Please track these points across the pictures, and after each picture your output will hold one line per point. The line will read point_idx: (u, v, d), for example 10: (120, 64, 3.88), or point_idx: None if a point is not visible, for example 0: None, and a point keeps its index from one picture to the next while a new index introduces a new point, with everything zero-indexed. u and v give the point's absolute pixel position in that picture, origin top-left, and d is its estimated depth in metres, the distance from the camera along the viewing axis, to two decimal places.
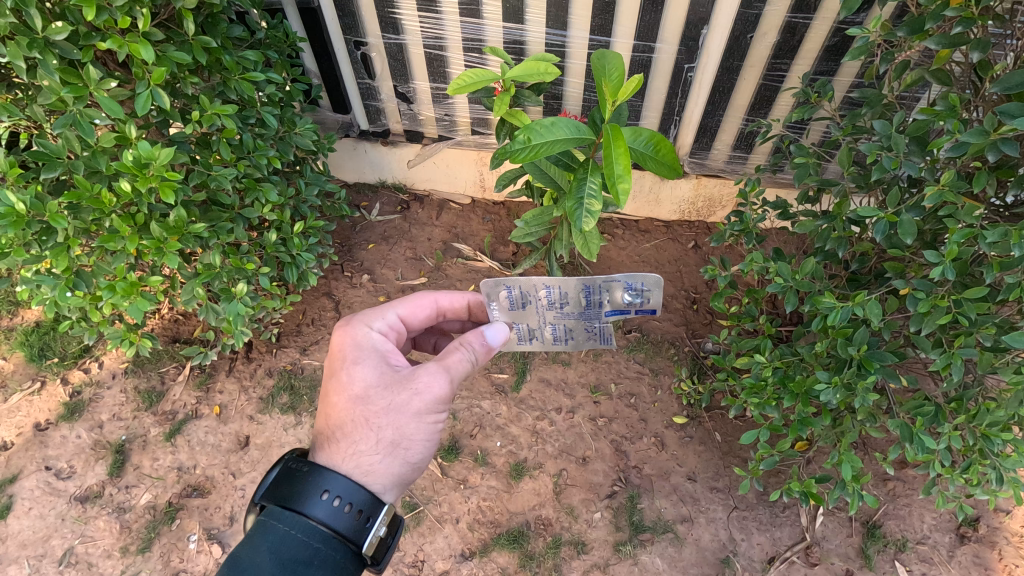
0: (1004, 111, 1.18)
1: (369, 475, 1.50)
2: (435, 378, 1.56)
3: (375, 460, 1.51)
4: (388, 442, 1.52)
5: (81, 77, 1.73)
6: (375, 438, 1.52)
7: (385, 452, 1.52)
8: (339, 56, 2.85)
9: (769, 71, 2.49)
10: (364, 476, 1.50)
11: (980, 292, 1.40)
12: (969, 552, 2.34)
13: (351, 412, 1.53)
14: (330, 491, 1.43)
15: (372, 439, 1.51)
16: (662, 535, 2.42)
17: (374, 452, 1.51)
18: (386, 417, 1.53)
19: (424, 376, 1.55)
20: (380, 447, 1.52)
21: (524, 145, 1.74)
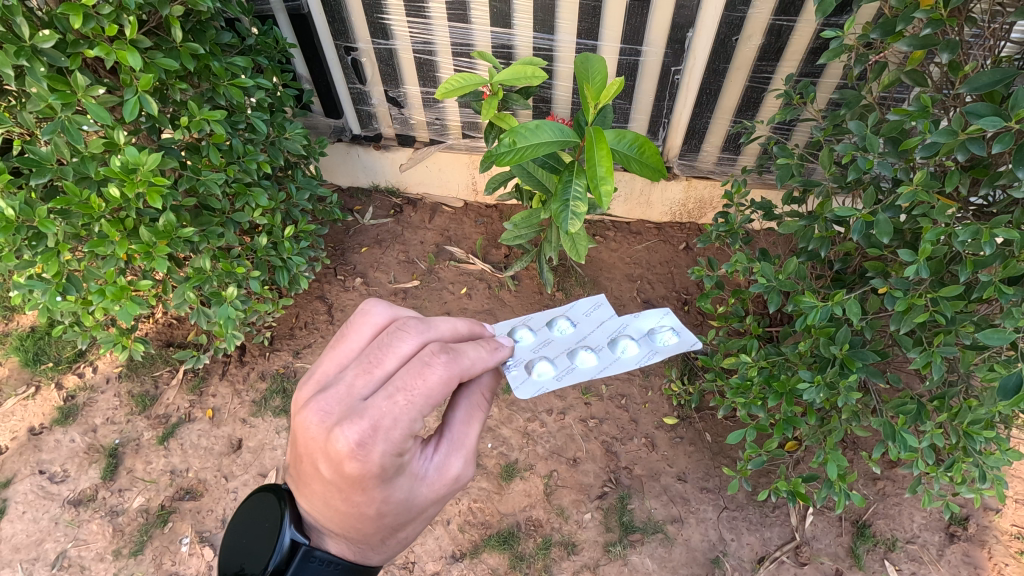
0: (971, 112, 1.25)
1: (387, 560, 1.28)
2: (466, 468, 1.22)
3: (399, 547, 1.28)
4: (415, 534, 1.27)
5: (69, 85, 1.76)
6: (399, 541, 1.24)
7: (410, 539, 1.29)
8: (330, 61, 2.88)
9: (755, 74, 2.51)
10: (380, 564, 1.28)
11: (955, 290, 1.42)
12: (959, 551, 2.34)
13: (377, 532, 1.16)
14: None
15: (396, 542, 1.24)
16: (652, 535, 2.42)
17: (397, 546, 1.27)
18: (414, 524, 1.22)
19: (454, 474, 1.21)
20: (405, 541, 1.27)
21: (510, 147, 1.74)
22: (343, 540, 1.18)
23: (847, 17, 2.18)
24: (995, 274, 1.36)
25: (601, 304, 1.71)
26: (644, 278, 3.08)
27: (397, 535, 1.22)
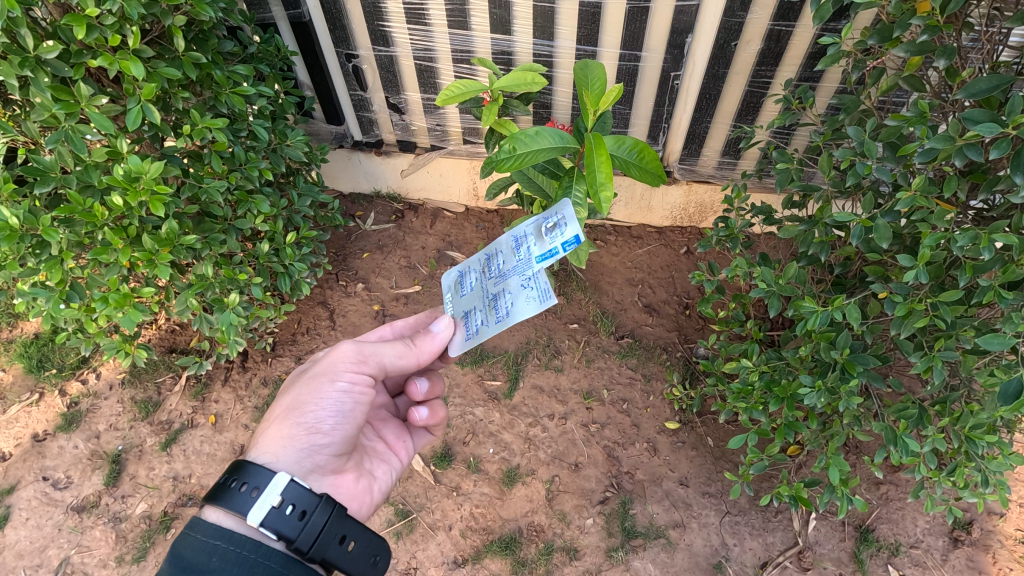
0: (968, 117, 1.25)
1: (259, 445, 1.50)
2: (342, 347, 1.60)
3: (277, 432, 1.51)
4: (285, 407, 1.55)
5: (73, 94, 1.77)
6: (276, 409, 1.57)
7: (285, 422, 1.51)
8: (331, 69, 2.89)
9: (754, 78, 2.51)
10: (253, 449, 1.49)
11: (955, 295, 1.42)
12: (963, 556, 2.33)
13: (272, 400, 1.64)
14: (240, 478, 1.33)
15: (275, 409, 1.57)
16: (654, 540, 2.41)
17: (274, 421, 1.55)
18: (290, 389, 1.59)
19: (333, 351, 1.61)
20: (279, 413, 1.55)
21: (509, 154, 1.74)
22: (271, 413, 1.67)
23: (846, 22, 2.19)
24: (995, 279, 1.36)
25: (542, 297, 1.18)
26: (645, 282, 3.09)
27: (280, 400, 1.60)
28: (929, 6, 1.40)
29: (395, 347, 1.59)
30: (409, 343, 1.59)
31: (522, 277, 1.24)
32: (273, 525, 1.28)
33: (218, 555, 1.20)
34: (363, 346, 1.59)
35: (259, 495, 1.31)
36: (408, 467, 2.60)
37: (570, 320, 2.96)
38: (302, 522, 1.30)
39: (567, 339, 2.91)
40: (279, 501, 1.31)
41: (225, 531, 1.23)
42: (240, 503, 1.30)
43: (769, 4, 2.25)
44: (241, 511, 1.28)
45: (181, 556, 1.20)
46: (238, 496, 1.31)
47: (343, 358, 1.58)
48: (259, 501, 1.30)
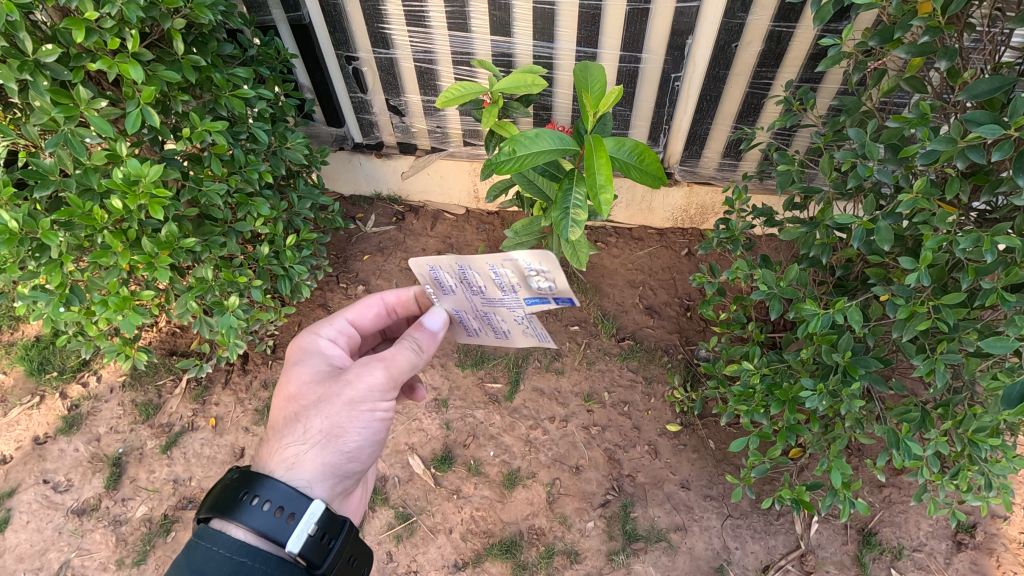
0: (970, 119, 1.24)
1: (291, 471, 1.40)
2: (373, 370, 1.46)
3: (304, 455, 1.42)
4: (318, 434, 1.42)
5: (72, 98, 1.77)
6: (303, 432, 1.43)
7: (317, 446, 1.43)
8: (332, 71, 2.89)
9: (755, 80, 2.50)
10: (282, 473, 1.39)
11: (957, 297, 1.41)
12: (966, 559, 2.32)
13: (285, 414, 1.46)
14: (262, 496, 1.31)
15: (300, 431, 1.42)
16: (655, 543, 2.41)
17: (303, 445, 1.43)
18: (316, 411, 1.44)
19: (362, 371, 1.47)
20: (309, 438, 1.42)
21: (509, 156, 1.73)
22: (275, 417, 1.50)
23: (847, 22, 2.18)
24: (998, 281, 1.35)
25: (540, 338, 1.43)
26: (646, 284, 3.08)
27: (303, 420, 1.44)
28: (930, 7, 1.39)
29: (408, 357, 1.50)
30: (419, 351, 1.52)
31: (516, 314, 1.39)
32: (305, 554, 1.29)
33: (244, 572, 1.22)
34: (395, 369, 1.48)
35: (295, 523, 1.30)
36: (408, 470, 2.59)
37: (571, 322, 2.95)
38: (328, 548, 1.34)
39: (568, 341, 2.90)
40: (313, 530, 1.32)
41: (253, 548, 1.25)
42: (274, 528, 1.28)
43: (770, 5, 2.24)
44: (276, 537, 1.28)
45: (204, 567, 1.21)
46: (270, 518, 1.29)
47: (384, 387, 1.48)
48: (294, 529, 1.30)
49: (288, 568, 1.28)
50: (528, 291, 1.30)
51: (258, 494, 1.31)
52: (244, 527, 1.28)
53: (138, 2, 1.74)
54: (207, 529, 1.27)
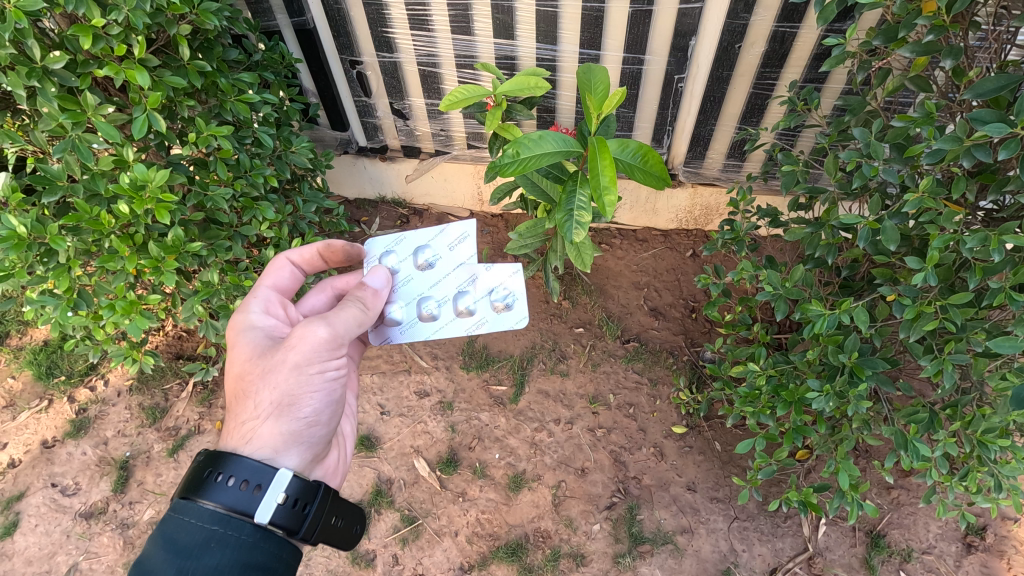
0: (976, 117, 1.24)
1: (251, 444, 1.39)
2: (314, 330, 1.48)
3: (258, 425, 1.41)
4: (270, 404, 1.42)
5: (80, 104, 1.79)
6: (254, 406, 1.43)
7: (270, 415, 1.42)
8: (336, 76, 2.91)
9: (759, 80, 2.50)
10: (245, 448, 1.38)
11: (965, 297, 1.40)
12: (976, 561, 2.30)
13: (233, 389, 1.48)
14: (226, 472, 1.30)
15: (252, 406, 1.43)
16: (661, 546, 2.40)
17: (258, 418, 1.42)
18: (263, 382, 1.44)
19: (304, 333, 1.48)
20: (262, 411, 1.42)
21: (513, 158, 1.73)
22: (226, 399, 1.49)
23: (851, 22, 2.17)
24: (1005, 281, 1.35)
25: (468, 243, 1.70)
26: (651, 285, 3.07)
27: (252, 395, 1.44)
28: (935, 6, 1.39)
29: (355, 313, 1.55)
30: (364, 305, 1.59)
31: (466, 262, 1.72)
32: (279, 522, 1.30)
33: (218, 540, 1.23)
34: (337, 326, 1.50)
35: (263, 495, 1.30)
36: (414, 473, 2.59)
37: (576, 324, 2.95)
38: (303, 514, 1.36)
39: (573, 343, 2.89)
40: (284, 498, 1.32)
41: (225, 517, 1.26)
42: (243, 501, 1.29)
43: (773, 5, 2.23)
44: (247, 509, 1.28)
45: (178, 540, 1.22)
46: (239, 492, 1.29)
47: (330, 345, 1.50)
48: (263, 500, 1.30)
49: (264, 536, 1.29)
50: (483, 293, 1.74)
51: (223, 470, 1.30)
52: (213, 503, 1.27)
53: (144, 8, 1.76)
54: (178, 503, 1.28)
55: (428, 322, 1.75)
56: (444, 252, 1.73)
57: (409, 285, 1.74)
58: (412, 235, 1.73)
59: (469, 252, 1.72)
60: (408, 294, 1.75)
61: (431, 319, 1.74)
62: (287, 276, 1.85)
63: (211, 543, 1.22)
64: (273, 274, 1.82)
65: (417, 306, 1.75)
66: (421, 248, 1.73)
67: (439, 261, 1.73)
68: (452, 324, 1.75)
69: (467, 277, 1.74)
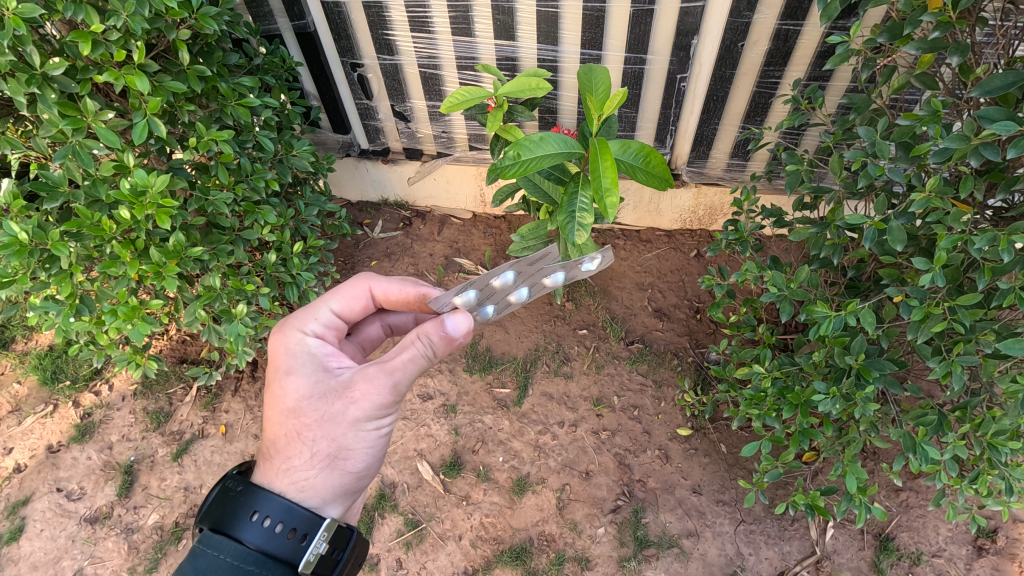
0: (984, 116, 1.21)
1: (302, 494, 1.41)
2: (378, 389, 1.40)
3: (311, 475, 1.42)
4: (326, 455, 1.42)
5: (80, 110, 1.79)
6: (310, 454, 1.42)
7: (323, 465, 1.43)
8: (337, 79, 2.90)
9: (762, 79, 2.48)
10: (293, 494, 1.40)
11: (974, 298, 1.37)
12: (988, 565, 2.26)
13: (282, 427, 1.44)
14: (270, 514, 1.32)
15: (306, 454, 1.42)
16: (667, 550, 2.38)
17: (311, 467, 1.43)
18: (320, 431, 1.42)
19: (367, 390, 1.41)
20: (317, 461, 1.42)
21: (514, 160, 1.72)
22: (273, 432, 1.46)
23: (855, 20, 2.15)
24: (1016, 281, 1.32)
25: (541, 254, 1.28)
26: (655, 286, 3.05)
27: (307, 441, 1.42)
28: (940, 2, 1.37)
29: (420, 363, 1.40)
30: (431, 352, 1.40)
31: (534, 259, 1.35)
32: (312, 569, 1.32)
33: None
34: (401, 386, 1.42)
35: (304, 541, 1.32)
36: (417, 477, 2.58)
37: (579, 326, 2.93)
38: (334, 560, 1.38)
39: (576, 345, 2.88)
40: (320, 547, 1.34)
41: (261, 559, 1.27)
42: (283, 546, 1.30)
43: (776, 3, 2.21)
44: (285, 552, 1.29)
45: None
46: (278, 533, 1.31)
47: (390, 400, 1.44)
48: (301, 544, 1.32)
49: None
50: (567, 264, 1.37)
51: (264, 511, 1.32)
52: (249, 542, 1.29)
53: (143, 14, 1.75)
54: (213, 537, 1.29)
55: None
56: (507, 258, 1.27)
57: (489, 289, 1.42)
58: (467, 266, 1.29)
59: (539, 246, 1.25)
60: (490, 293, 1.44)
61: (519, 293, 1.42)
62: (355, 304, 1.72)
63: None
64: (342, 294, 1.70)
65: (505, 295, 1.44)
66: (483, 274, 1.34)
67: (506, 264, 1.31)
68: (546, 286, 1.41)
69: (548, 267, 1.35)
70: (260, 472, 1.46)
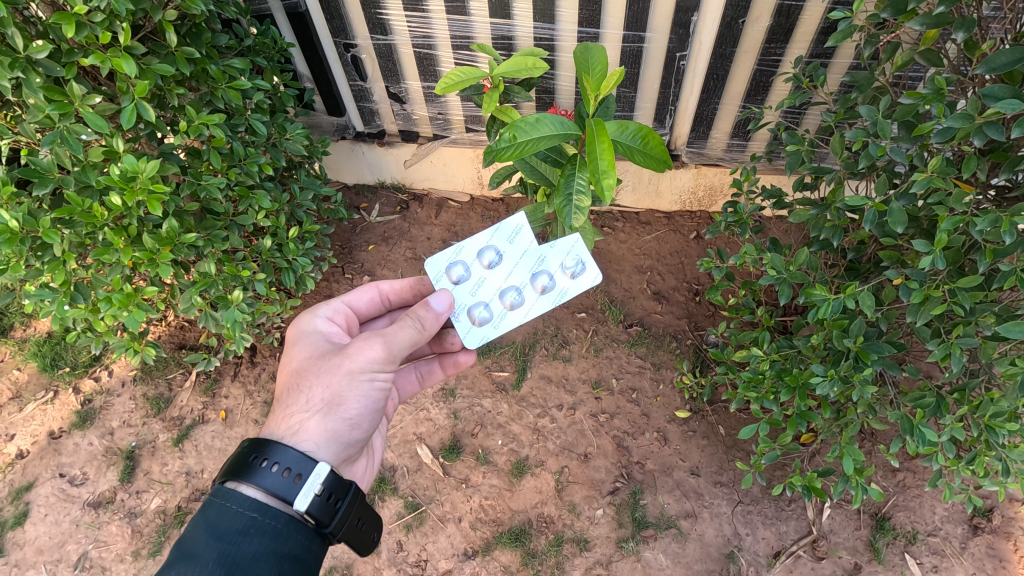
0: (989, 94, 1.18)
1: (296, 436, 1.48)
2: (372, 345, 1.56)
3: (305, 418, 1.50)
4: (320, 401, 1.52)
5: (66, 94, 1.75)
6: (305, 400, 1.52)
7: (317, 411, 1.51)
8: (330, 60, 2.85)
9: (764, 56, 2.42)
10: (290, 439, 1.47)
11: (974, 280, 1.35)
12: (983, 543, 2.28)
13: (286, 382, 1.58)
14: (274, 459, 1.39)
15: (302, 400, 1.52)
16: (665, 530, 2.40)
17: (306, 412, 1.51)
18: (317, 381, 1.54)
19: (362, 346, 1.56)
20: (312, 406, 1.51)
21: (510, 143, 1.68)
22: (279, 388, 1.59)
23: None
24: (1017, 264, 1.30)
25: (523, 230, 1.78)
26: (654, 269, 3.04)
27: (305, 390, 1.53)
28: None
29: (412, 333, 1.58)
30: (421, 330, 1.60)
31: (526, 254, 1.79)
32: (313, 513, 1.38)
33: (255, 526, 1.32)
34: (392, 345, 1.57)
35: (303, 484, 1.38)
36: (417, 460, 2.60)
37: (578, 309, 2.92)
38: (335, 508, 1.42)
39: (575, 328, 2.87)
40: (319, 491, 1.40)
41: (264, 505, 1.35)
42: (285, 489, 1.37)
43: None
44: (286, 497, 1.36)
45: (219, 522, 1.30)
46: (280, 479, 1.38)
47: (383, 359, 1.57)
48: (302, 489, 1.38)
49: (298, 525, 1.37)
50: (556, 272, 1.77)
51: (270, 457, 1.40)
52: (256, 487, 1.37)
53: None
54: (221, 487, 1.37)
55: (514, 312, 1.76)
56: (504, 247, 1.80)
57: (485, 285, 1.78)
58: (470, 242, 1.79)
59: (527, 239, 1.80)
60: (487, 293, 1.78)
61: (516, 307, 1.76)
62: (366, 299, 1.93)
63: (249, 528, 1.30)
64: (354, 292, 1.92)
65: (499, 300, 1.77)
66: (483, 250, 1.78)
67: (502, 256, 1.78)
68: (539, 304, 1.76)
69: (535, 259, 1.78)
70: (264, 425, 1.55)
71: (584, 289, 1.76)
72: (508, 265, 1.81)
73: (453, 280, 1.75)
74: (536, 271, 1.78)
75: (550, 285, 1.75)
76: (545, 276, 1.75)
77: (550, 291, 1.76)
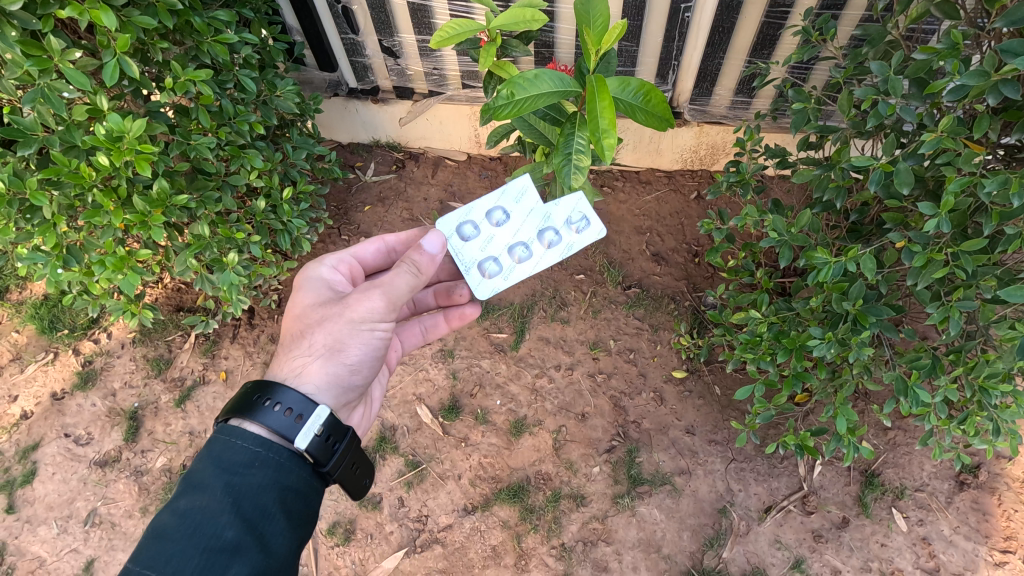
0: (1007, 50, 1.13)
1: (299, 382, 1.51)
2: (376, 296, 1.55)
3: (306, 362, 1.53)
4: (321, 346, 1.53)
5: (44, 49, 1.67)
6: (308, 344, 1.54)
7: (319, 356, 1.53)
8: (320, 12, 2.73)
9: (772, 8, 2.33)
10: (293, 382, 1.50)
11: (979, 243, 1.33)
12: (969, 498, 2.35)
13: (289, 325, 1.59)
14: (278, 400, 1.42)
15: (304, 344, 1.54)
16: (660, 487, 2.46)
17: (309, 359, 1.54)
18: (319, 327, 1.55)
19: (362, 297, 1.56)
20: (314, 355, 1.53)
21: (508, 100, 1.62)
22: (283, 336, 1.61)
23: None
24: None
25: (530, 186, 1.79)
26: (653, 230, 3.01)
27: (308, 338, 1.55)
28: None
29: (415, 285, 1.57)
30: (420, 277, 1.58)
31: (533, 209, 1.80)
32: (312, 451, 1.41)
33: (259, 461, 1.35)
34: (395, 296, 1.57)
35: (304, 424, 1.41)
36: (416, 420, 2.64)
37: (577, 271, 2.90)
38: (332, 449, 1.45)
39: (573, 290, 2.86)
40: (317, 430, 1.42)
41: (268, 442, 1.38)
42: (287, 427, 1.40)
43: None
44: (287, 435, 1.39)
45: (225, 457, 1.34)
46: (283, 418, 1.41)
47: (386, 311, 1.57)
48: (303, 429, 1.41)
49: (297, 462, 1.40)
50: (562, 227, 1.79)
51: (275, 398, 1.42)
52: (261, 425, 1.40)
53: None
54: (227, 424, 1.40)
55: (523, 266, 1.77)
56: (510, 206, 1.80)
57: (494, 241, 1.78)
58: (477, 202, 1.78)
59: (533, 196, 1.81)
60: (496, 248, 1.78)
61: (525, 261, 1.77)
62: (373, 251, 1.91)
63: (253, 462, 1.34)
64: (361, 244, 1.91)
65: (508, 254, 1.78)
66: (491, 205, 1.78)
67: (509, 213, 1.79)
68: (547, 258, 1.78)
69: (542, 215, 1.79)
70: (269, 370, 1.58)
71: (588, 243, 1.78)
72: (515, 222, 1.82)
73: (463, 235, 1.75)
74: (543, 225, 1.79)
75: (557, 239, 1.77)
76: (552, 231, 1.77)
77: (558, 246, 1.79)
